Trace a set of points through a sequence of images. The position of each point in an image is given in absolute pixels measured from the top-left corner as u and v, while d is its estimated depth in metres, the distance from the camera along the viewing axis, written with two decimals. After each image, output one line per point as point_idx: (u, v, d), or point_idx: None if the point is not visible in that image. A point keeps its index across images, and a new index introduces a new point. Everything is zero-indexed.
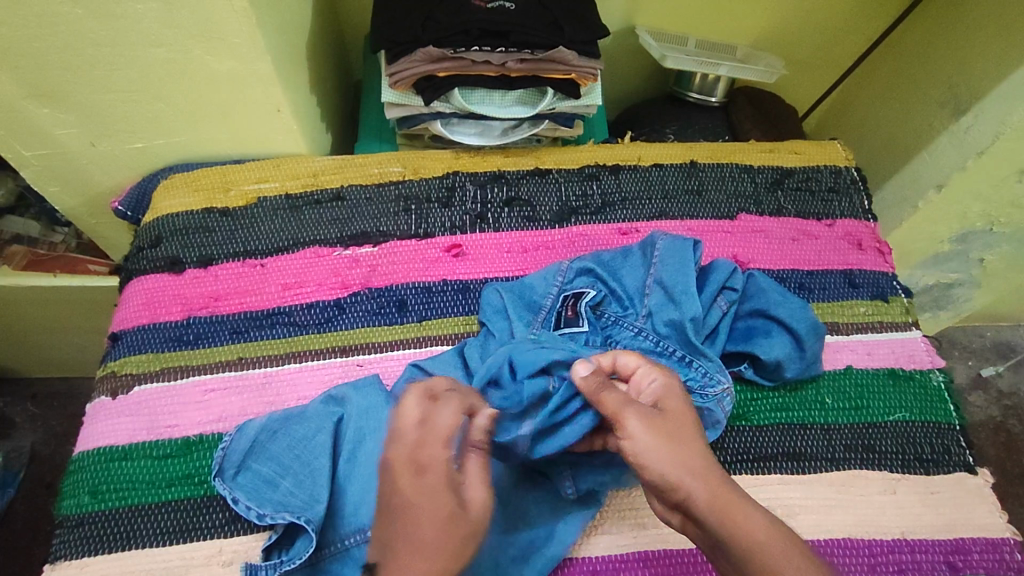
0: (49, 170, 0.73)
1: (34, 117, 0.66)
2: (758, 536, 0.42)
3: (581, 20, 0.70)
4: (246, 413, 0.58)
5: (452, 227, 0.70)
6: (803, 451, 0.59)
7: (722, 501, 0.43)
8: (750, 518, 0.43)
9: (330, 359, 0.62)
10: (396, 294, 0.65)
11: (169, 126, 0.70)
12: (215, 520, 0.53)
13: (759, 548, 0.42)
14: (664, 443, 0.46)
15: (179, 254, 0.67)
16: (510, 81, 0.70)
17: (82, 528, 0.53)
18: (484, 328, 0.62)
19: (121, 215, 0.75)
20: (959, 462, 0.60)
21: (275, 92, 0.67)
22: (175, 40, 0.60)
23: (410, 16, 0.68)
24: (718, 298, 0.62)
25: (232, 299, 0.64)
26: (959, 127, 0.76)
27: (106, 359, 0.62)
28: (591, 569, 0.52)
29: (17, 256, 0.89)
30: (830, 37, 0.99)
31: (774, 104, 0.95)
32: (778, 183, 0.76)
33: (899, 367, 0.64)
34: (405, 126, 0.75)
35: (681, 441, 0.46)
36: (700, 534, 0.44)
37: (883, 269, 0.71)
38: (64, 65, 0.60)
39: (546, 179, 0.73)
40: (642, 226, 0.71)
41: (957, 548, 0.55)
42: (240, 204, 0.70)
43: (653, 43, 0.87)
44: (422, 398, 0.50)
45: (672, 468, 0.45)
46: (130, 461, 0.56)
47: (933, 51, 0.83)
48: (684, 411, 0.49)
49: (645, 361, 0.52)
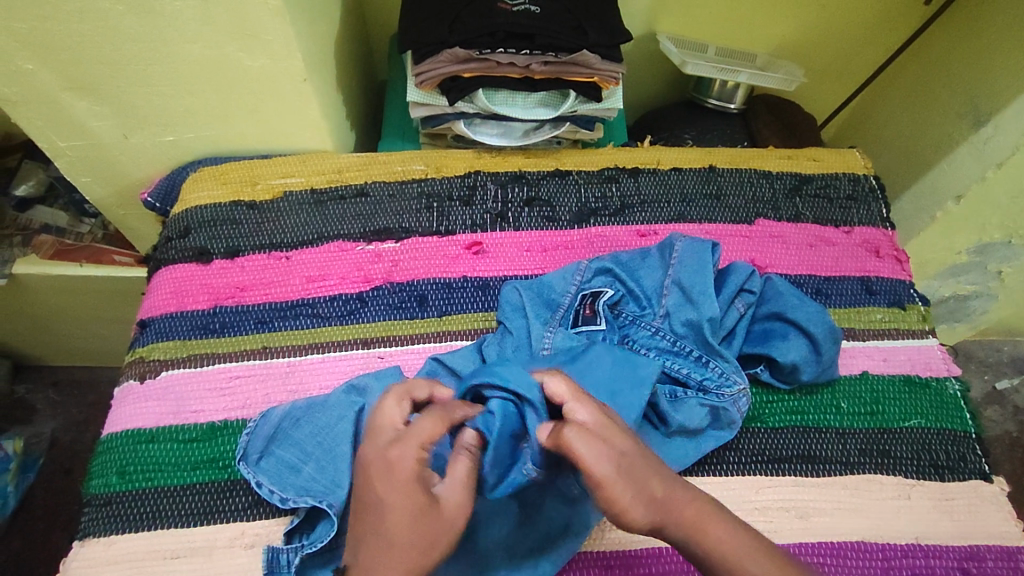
0: (82, 160, 0.75)
1: (71, 109, 0.68)
2: (730, 545, 0.41)
3: (605, 24, 0.71)
4: (270, 400, 0.60)
5: (473, 225, 0.71)
6: (817, 454, 0.59)
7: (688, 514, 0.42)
8: (715, 526, 0.42)
9: (353, 350, 0.63)
10: (416, 289, 0.66)
11: (200, 120, 0.72)
12: (239, 503, 0.54)
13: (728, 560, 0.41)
14: (615, 476, 0.42)
15: (207, 244, 0.69)
16: (533, 83, 0.71)
17: (110, 507, 0.54)
18: (502, 327, 0.63)
19: (150, 207, 0.78)
20: (974, 470, 0.60)
21: (305, 88, 0.69)
22: (211, 37, 0.61)
23: (437, 17, 0.69)
24: (735, 301, 0.63)
25: (258, 290, 0.66)
26: (979, 138, 0.76)
27: (134, 345, 0.64)
28: (606, 563, 0.53)
29: (45, 246, 0.93)
30: (851, 46, 1.00)
31: (794, 112, 0.96)
32: (797, 190, 0.76)
33: (915, 374, 0.64)
34: (429, 126, 0.76)
35: (631, 468, 0.42)
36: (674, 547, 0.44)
37: (900, 277, 0.71)
38: (104, 60, 0.63)
39: (566, 181, 0.75)
40: (660, 228, 0.72)
41: (972, 555, 0.55)
42: (267, 198, 0.72)
43: (673, 50, 0.88)
44: (399, 406, 0.48)
45: (631, 498, 0.41)
46: (157, 443, 0.57)
47: (956, 62, 0.83)
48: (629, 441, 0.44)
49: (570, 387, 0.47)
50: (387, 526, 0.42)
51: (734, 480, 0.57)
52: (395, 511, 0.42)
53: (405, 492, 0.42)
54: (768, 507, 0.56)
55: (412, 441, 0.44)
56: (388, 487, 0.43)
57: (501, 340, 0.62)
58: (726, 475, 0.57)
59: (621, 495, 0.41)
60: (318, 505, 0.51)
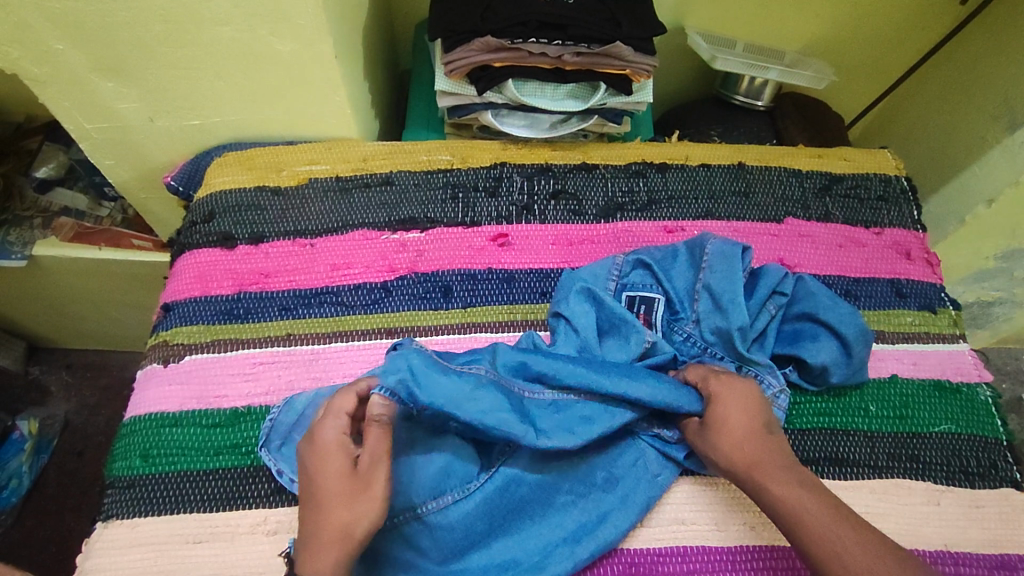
0: (107, 142, 0.75)
1: (99, 90, 0.68)
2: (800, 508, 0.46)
3: (638, 16, 0.70)
4: (293, 387, 0.59)
5: (498, 217, 0.70)
6: (846, 457, 0.58)
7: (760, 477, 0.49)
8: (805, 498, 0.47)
9: (377, 339, 0.62)
10: (441, 280, 0.66)
11: (226, 105, 0.71)
12: (261, 490, 0.54)
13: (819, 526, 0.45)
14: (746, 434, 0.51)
15: (231, 230, 0.68)
16: (563, 74, 0.70)
17: (133, 490, 0.54)
18: (557, 319, 0.61)
19: (173, 191, 0.77)
20: (1005, 477, 0.59)
21: (333, 74, 0.68)
22: (242, 20, 0.61)
23: (469, 5, 0.69)
24: (766, 303, 0.62)
25: (282, 277, 0.66)
26: (1014, 141, 0.75)
27: (158, 328, 0.64)
28: (631, 561, 0.52)
29: (66, 230, 0.92)
30: (881, 45, 0.98)
31: (821, 111, 0.95)
32: (827, 189, 0.75)
33: (945, 379, 0.63)
34: (455, 116, 0.75)
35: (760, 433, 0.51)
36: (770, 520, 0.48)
37: (931, 280, 0.70)
38: (134, 41, 0.62)
39: (592, 174, 0.74)
40: (688, 225, 0.71)
41: (1003, 564, 0.54)
42: (292, 184, 0.72)
43: (702, 45, 0.87)
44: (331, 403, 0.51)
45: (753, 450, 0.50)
46: (180, 428, 0.57)
47: (992, 63, 0.82)
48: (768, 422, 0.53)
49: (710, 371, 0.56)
50: (321, 493, 0.46)
51: None
52: (326, 480, 0.46)
53: (337, 458, 0.47)
54: None
55: (332, 417, 0.49)
56: (316, 459, 0.47)
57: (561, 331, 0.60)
58: None
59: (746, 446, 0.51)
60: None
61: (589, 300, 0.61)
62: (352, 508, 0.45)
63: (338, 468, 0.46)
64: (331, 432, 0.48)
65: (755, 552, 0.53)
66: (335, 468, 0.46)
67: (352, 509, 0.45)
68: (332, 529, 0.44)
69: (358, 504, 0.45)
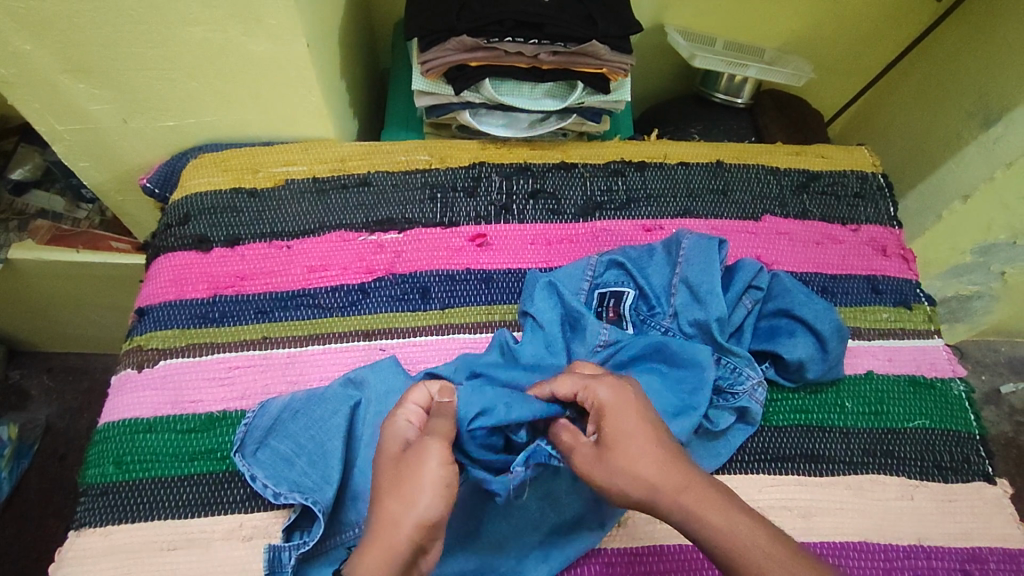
0: (80, 144, 0.74)
1: (69, 91, 0.67)
2: (731, 537, 0.41)
3: (614, 14, 0.70)
4: (269, 391, 0.59)
5: (477, 217, 0.70)
6: (821, 453, 0.59)
7: (688, 503, 0.43)
8: (715, 517, 0.42)
9: (354, 342, 0.62)
10: (419, 281, 0.66)
11: (201, 105, 0.71)
12: (237, 495, 0.54)
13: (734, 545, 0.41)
14: (617, 471, 0.44)
15: (207, 232, 0.67)
16: (540, 74, 0.70)
17: (107, 497, 0.54)
18: (531, 319, 0.61)
19: (149, 193, 0.76)
20: (978, 471, 0.60)
21: (308, 74, 0.68)
22: (212, 20, 0.60)
23: (445, 3, 0.68)
24: (743, 298, 0.62)
25: (258, 280, 0.65)
26: (988, 137, 0.75)
27: (132, 332, 0.63)
28: (608, 561, 0.52)
29: (42, 231, 0.91)
30: (859, 42, 0.99)
31: (800, 108, 0.95)
32: (805, 186, 0.75)
33: (920, 374, 0.64)
34: (433, 116, 0.75)
35: (637, 454, 0.44)
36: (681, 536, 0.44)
37: (907, 276, 0.70)
38: (102, 41, 0.61)
39: (571, 173, 0.74)
40: (666, 223, 0.71)
41: (974, 557, 0.55)
42: (268, 185, 0.71)
43: (681, 43, 0.87)
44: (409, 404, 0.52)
45: (637, 486, 0.43)
46: (154, 434, 0.56)
47: (967, 60, 0.83)
48: (635, 427, 0.45)
49: (581, 378, 0.49)
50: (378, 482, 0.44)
51: (737, 478, 0.57)
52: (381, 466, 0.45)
53: (391, 447, 0.46)
54: (771, 506, 0.56)
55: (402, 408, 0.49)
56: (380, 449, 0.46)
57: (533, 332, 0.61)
58: (729, 473, 0.57)
59: (628, 484, 0.44)
60: (304, 502, 0.51)
61: (556, 297, 0.62)
62: (404, 496, 0.42)
63: (393, 451, 0.45)
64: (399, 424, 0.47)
65: (643, 554, 0.53)
66: (394, 450, 0.45)
67: (412, 502, 0.41)
68: (384, 520, 0.41)
69: (414, 496, 0.41)
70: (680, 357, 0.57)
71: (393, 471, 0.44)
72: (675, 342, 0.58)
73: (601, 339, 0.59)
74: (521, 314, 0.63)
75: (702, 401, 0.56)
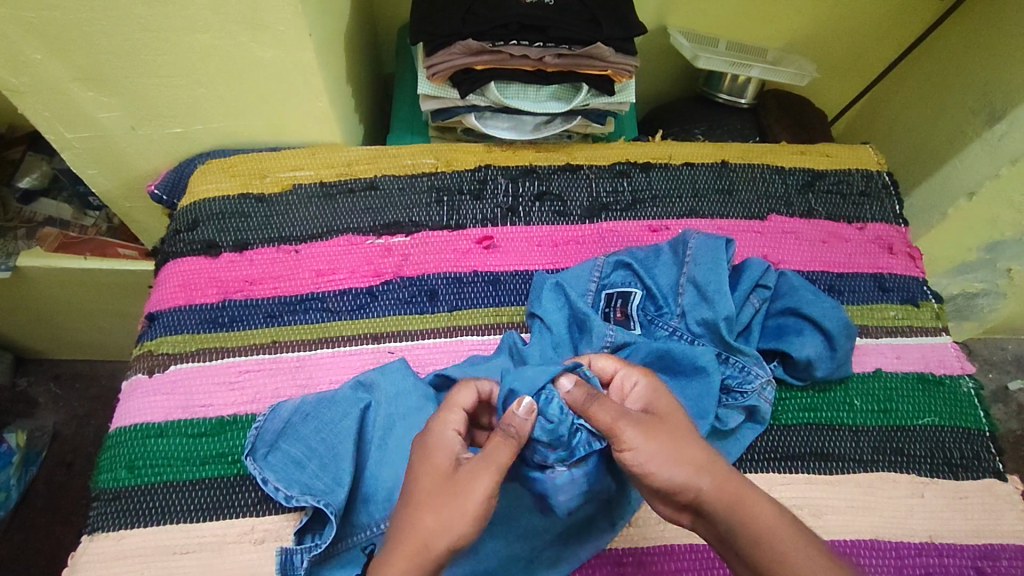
0: (88, 152, 0.75)
1: (78, 99, 0.67)
2: (771, 522, 0.42)
3: (618, 16, 0.70)
4: (279, 395, 0.59)
5: (484, 219, 0.70)
6: (830, 452, 0.59)
7: (729, 492, 0.43)
8: (760, 505, 0.43)
9: (363, 345, 0.62)
10: (427, 284, 0.66)
11: (209, 111, 0.71)
12: (248, 499, 0.54)
13: (776, 533, 0.41)
14: (663, 447, 0.44)
15: (215, 237, 0.68)
16: (546, 76, 0.70)
17: (119, 502, 0.54)
18: (539, 321, 0.61)
19: (156, 199, 0.77)
20: (988, 468, 0.59)
21: (315, 79, 0.68)
22: (221, 27, 0.61)
23: (450, 8, 0.69)
24: (750, 297, 0.62)
25: (267, 284, 0.65)
26: (993, 134, 0.75)
27: (142, 338, 0.63)
28: (618, 561, 0.52)
29: (50, 238, 0.92)
30: (862, 41, 0.99)
31: (803, 107, 0.95)
32: (810, 186, 0.76)
33: (929, 372, 0.64)
34: (439, 119, 0.75)
35: (679, 439, 0.44)
36: (711, 528, 0.44)
37: (914, 274, 0.70)
38: (112, 49, 0.62)
39: (577, 175, 0.74)
40: (672, 224, 0.71)
41: (986, 554, 0.55)
42: (276, 190, 0.71)
43: (685, 44, 0.88)
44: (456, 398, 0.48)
45: (681, 467, 0.43)
46: (166, 438, 0.57)
47: (972, 56, 0.83)
48: (677, 411, 0.47)
49: (620, 361, 0.50)
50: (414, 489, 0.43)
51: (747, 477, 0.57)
52: (422, 478, 0.44)
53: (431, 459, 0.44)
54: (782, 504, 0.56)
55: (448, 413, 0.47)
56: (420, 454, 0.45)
57: (540, 336, 0.61)
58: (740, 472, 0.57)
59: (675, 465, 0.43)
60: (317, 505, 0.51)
61: (564, 299, 0.62)
62: (440, 513, 0.41)
63: (436, 465, 0.44)
64: (445, 426, 0.46)
65: (654, 554, 0.53)
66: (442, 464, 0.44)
67: (448, 525, 0.41)
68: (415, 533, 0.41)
69: (452, 519, 0.41)
70: (685, 362, 0.57)
71: (439, 486, 0.43)
72: (677, 349, 0.57)
73: (607, 341, 0.59)
74: (529, 315, 0.63)
75: (708, 408, 0.56)
